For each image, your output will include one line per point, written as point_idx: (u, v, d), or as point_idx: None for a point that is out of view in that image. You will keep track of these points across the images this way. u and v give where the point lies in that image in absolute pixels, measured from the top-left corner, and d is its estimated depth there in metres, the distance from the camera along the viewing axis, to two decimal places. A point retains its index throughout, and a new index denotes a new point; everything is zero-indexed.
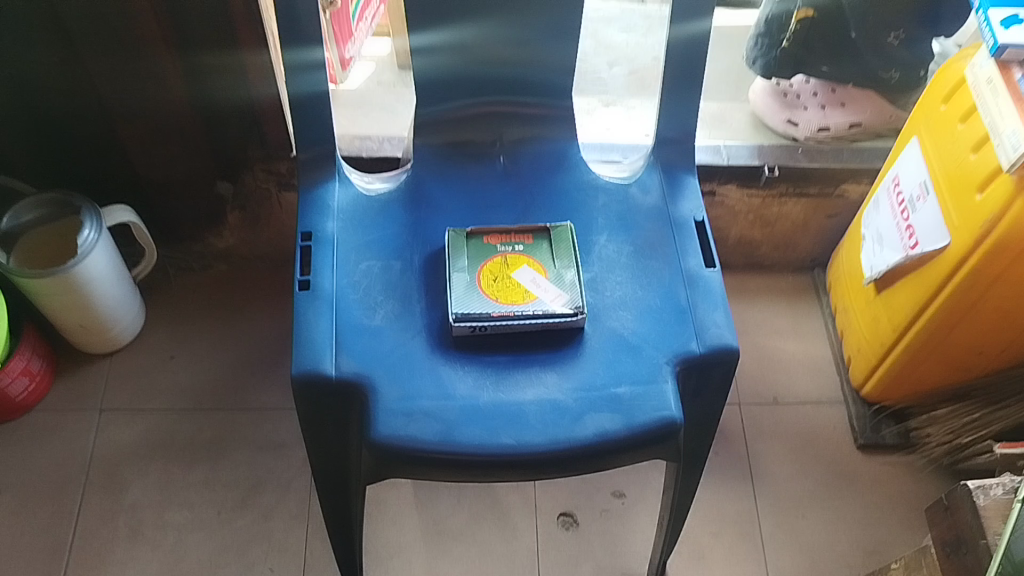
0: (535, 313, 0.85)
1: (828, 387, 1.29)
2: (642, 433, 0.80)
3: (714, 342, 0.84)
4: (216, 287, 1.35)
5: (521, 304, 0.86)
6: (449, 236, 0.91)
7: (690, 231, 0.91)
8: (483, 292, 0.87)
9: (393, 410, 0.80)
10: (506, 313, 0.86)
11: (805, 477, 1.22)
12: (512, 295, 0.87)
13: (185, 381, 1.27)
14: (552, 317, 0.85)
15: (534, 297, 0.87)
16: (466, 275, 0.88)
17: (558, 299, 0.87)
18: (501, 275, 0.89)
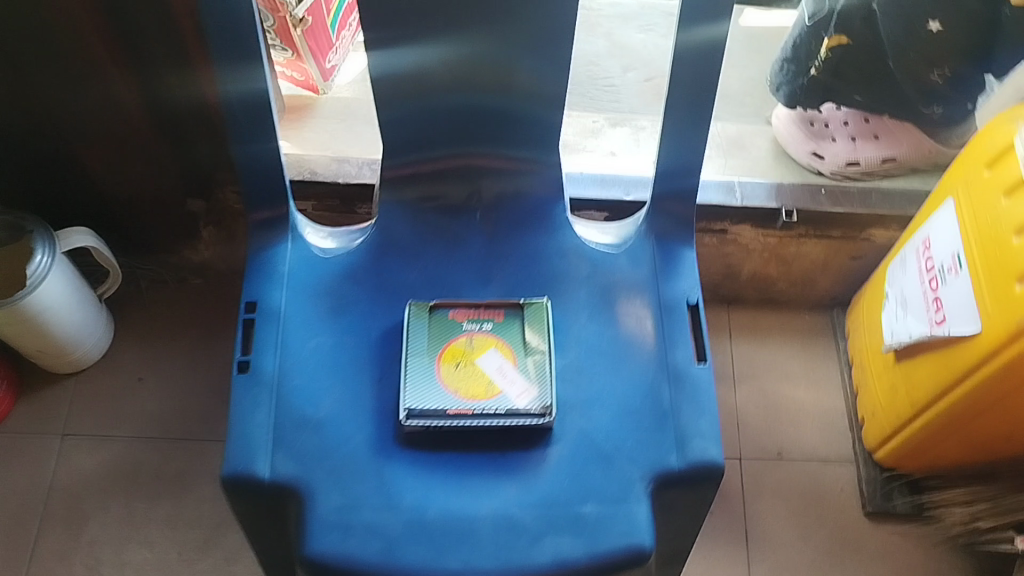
0: (496, 413, 0.76)
1: (838, 443, 1.19)
2: (605, 561, 0.72)
3: (695, 457, 0.75)
4: (190, 303, 1.27)
5: (481, 401, 0.77)
6: (410, 312, 0.81)
7: (681, 316, 0.81)
8: (441, 382, 0.78)
9: (330, 523, 0.72)
10: (464, 410, 0.77)
11: (807, 544, 1.13)
12: (475, 387, 0.78)
13: (154, 407, 1.20)
14: (515, 417, 0.76)
15: (498, 392, 0.78)
16: (424, 361, 0.79)
17: (524, 394, 0.77)
18: (463, 360, 0.79)
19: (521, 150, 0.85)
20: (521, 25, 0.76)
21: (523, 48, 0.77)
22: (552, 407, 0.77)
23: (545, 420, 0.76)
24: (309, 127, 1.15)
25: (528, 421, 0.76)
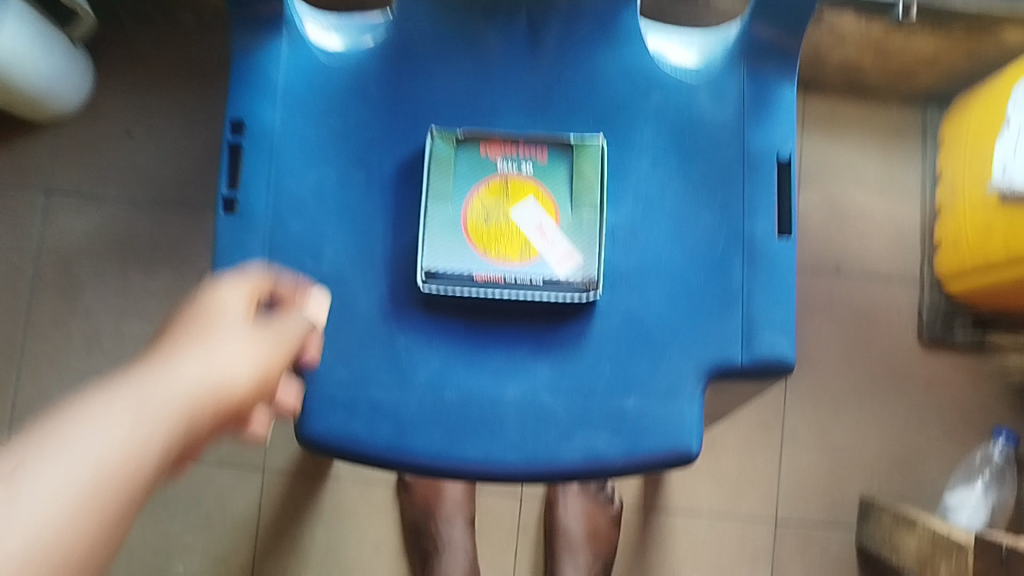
0: (532, 283, 0.64)
1: (904, 262, 1.08)
2: (644, 462, 0.64)
3: (762, 353, 0.64)
4: (178, 46, 1.09)
5: (514, 267, 0.64)
6: (432, 139, 0.65)
7: (768, 176, 0.66)
8: (467, 239, 0.65)
9: (333, 401, 0.64)
10: (493, 277, 0.64)
11: (852, 367, 1.07)
12: (507, 246, 0.65)
13: (149, 168, 1.07)
14: (554, 291, 0.64)
15: (534, 256, 0.64)
16: (447, 210, 0.65)
17: (567, 260, 0.64)
18: (495, 213, 0.65)
19: None
20: None
21: None
22: (598, 280, 0.64)
23: (590, 296, 0.64)
24: None
25: (569, 295, 0.64)
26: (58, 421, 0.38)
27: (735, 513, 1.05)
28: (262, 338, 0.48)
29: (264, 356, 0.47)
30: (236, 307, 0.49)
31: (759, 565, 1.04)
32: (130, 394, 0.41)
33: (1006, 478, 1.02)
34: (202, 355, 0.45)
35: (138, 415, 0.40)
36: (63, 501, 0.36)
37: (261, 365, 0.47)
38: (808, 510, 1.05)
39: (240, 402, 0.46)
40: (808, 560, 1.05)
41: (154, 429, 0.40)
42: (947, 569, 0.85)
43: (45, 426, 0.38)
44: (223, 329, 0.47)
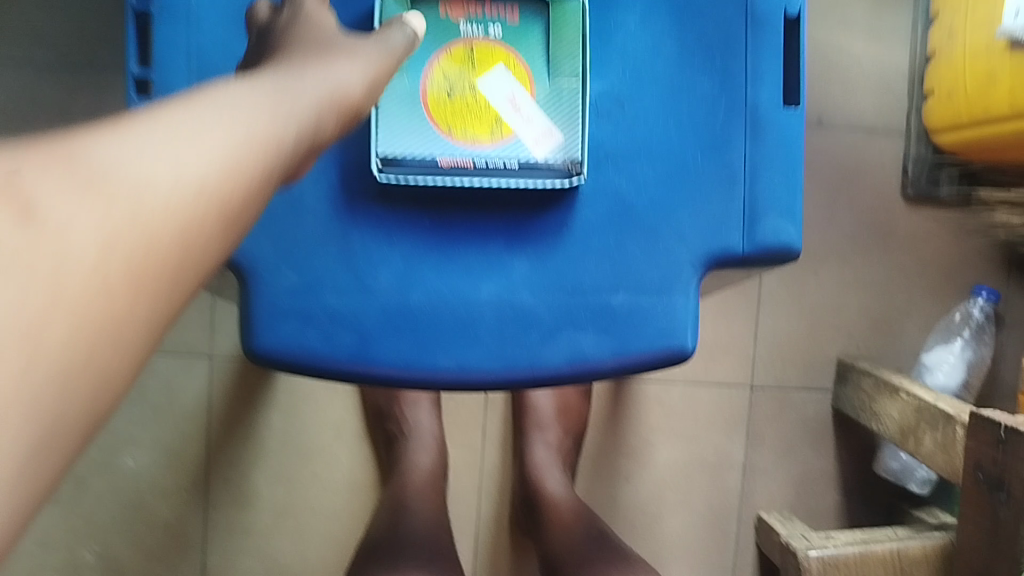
0: (506, 167, 0.55)
1: (891, 111, 1.01)
2: (636, 364, 0.57)
3: (765, 240, 0.58)
4: None
5: (485, 149, 0.56)
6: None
7: (775, 36, 0.58)
8: (428, 118, 0.56)
9: (283, 310, 0.56)
10: (460, 163, 0.55)
11: (832, 225, 1.01)
12: (475, 124, 0.56)
13: (49, 25, 0.93)
14: (532, 176, 0.56)
15: (507, 134, 0.56)
16: (405, 83, 0.55)
17: (545, 138, 0.56)
18: (460, 86, 0.56)
19: None
20: None
21: None
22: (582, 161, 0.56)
23: (572, 181, 0.56)
24: None
25: (548, 180, 0.56)
26: (212, 96, 0.39)
27: (711, 382, 1.01)
28: (370, 46, 0.48)
29: (381, 62, 0.47)
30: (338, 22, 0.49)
31: (735, 431, 1.02)
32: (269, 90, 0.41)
33: (984, 336, 1.00)
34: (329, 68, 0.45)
35: (270, 103, 0.40)
36: (210, 169, 0.36)
37: (373, 73, 0.46)
38: (784, 375, 1.02)
39: (358, 106, 0.45)
40: (783, 423, 1.03)
41: (289, 121, 0.40)
42: (932, 441, 0.82)
43: (184, 100, 0.38)
44: (337, 40, 0.48)
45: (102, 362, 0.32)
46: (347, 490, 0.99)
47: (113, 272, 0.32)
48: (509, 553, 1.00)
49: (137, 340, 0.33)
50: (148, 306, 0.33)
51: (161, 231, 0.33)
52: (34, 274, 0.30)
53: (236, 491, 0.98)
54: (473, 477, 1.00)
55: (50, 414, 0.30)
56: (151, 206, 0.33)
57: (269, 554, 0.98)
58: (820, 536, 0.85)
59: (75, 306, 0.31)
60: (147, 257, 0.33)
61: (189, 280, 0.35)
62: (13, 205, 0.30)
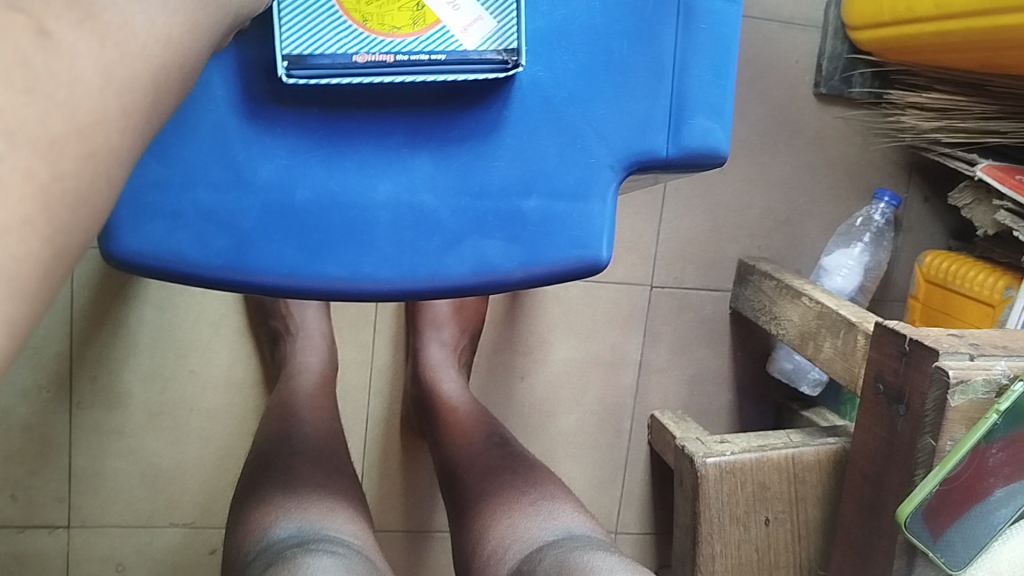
0: (431, 62, 0.49)
1: (809, 3, 0.96)
2: (547, 275, 0.52)
3: (692, 144, 0.53)
4: None
5: (409, 40, 0.49)
6: None
7: None
8: (338, 9, 0.49)
9: (146, 206, 0.48)
10: (378, 60, 0.48)
11: (743, 121, 0.97)
12: (394, 14, 0.49)
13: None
14: (463, 69, 0.49)
15: (432, 23, 0.49)
16: None
17: (474, 27, 0.50)
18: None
19: None
20: None
21: None
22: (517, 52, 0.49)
23: (508, 71, 0.49)
24: None
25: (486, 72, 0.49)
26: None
27: (611, 281, 0.98)
28: None
29: None
30: None
31: (633, 330, 1.00)
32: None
33: (883, 239, 1.00)
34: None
35: None
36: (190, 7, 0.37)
37: None
38: (684, 274, 1.00)
39: None
40: (680, 324, 1.01)
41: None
42: (832, 347, 0.82)
43: None
44: None
45: (101, 194, 0.33)
46: (228, 388, 0.93)
47: (117, 94, 0.33)
48: (400, 452, 0.97)
49: (123, 171, 0.34)
50: (137, 136, 0.34)
51: (147, 71, 0.34)
52: (53, 97, 0.31)
53: (106, 390, 0.90)
54: (363, 375, 0.96)
55: (62, 237, 0.31)
56: (139, 36, 0.34)
57: (144, 455, 0.91)
58: (715, 441, 0.84)
59: (94, 116, 0.32)
60: (139, 89, 0.34)
61: (164, 114, 0.36)
62: (29, 21, 0.30)
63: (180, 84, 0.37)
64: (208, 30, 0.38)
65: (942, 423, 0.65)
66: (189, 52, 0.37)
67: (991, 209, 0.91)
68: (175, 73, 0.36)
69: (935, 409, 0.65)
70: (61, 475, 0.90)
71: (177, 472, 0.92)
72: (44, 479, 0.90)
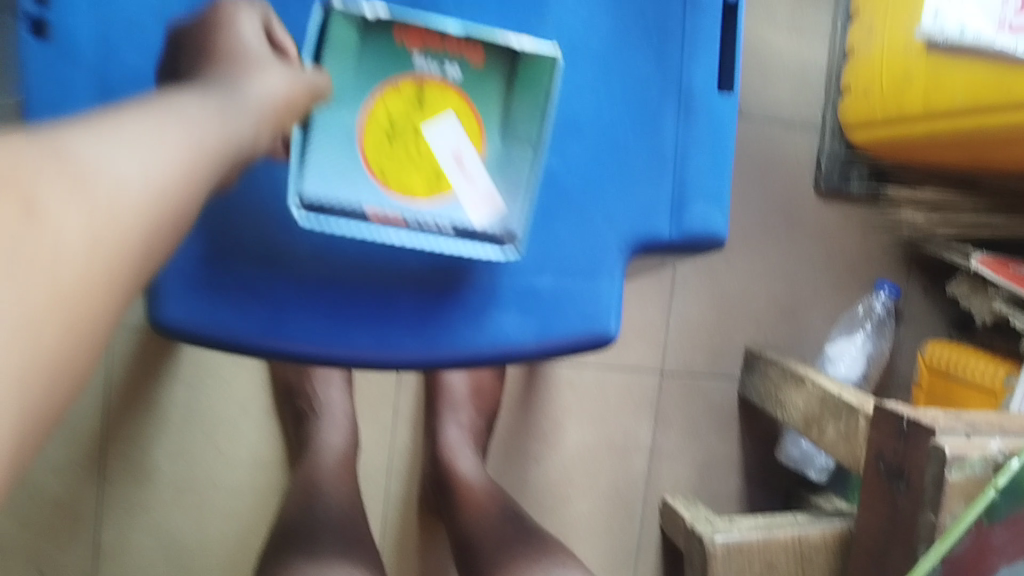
0: (439, 229, 0.51)
1: (807, 106, 1.03)
2: (558, 347, 0.57)
3: (691, 228, 0.58)
4: None
5: (418, 205, 0.51)
6: (326, 16, 0.49)
7: (714, 20, 0.57)
8: (362, 162, 0.51)
9: (191, 279, 0.52)
10: (389, 218, 0.50)
11: (747, 215, 1.02)
12: (412, 178, 0.52)
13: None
14: (465, 243, 0.52)
15: (446, 193, 0.52)
16: (344, 117, 0.51)
17: (484, 202, 0.52)
18: (401, 124, 0.52)
19: None
20: None
21: None
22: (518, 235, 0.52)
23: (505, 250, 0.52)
24: None
25: (488, 254, 0.52)
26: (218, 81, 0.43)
27: (623, 366, 1.02)
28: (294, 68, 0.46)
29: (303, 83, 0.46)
30: (256, 34, 0.47)
31: (644, 415, 1.03)
32: (257, 79, 0.44)
33: (884, 329, 1.03)
34: (285, 70, 0.46)
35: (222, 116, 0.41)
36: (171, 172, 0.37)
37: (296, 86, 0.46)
38: (693, 361, 1.03)
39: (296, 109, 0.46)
40: (690, 409, 1.04)
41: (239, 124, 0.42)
42: (834, 430, 0.85)
43: (136, 107, 0.38)
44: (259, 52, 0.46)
45: (72, 368, 0.32)
46: (252, 467, 0.96)
47: (142, 209, 0.35)
48: (417, 534, 0.99)
49: (98, 344, 0.33)
50: (116, 303, 0.34)
51: (133, 232, 0.34)
52: (30, 269, 0.30)
53: (133, 466, 0.93)
54: (383, 457, 0.98)
55: (86, 338, 0.32)
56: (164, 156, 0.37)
57: (166, 532, 0.93)
58: (722, 521, 0.87)
59: (60, 288, 0.31)
60: (117, 254, 0.34)
61: (141, 281, 0.36)
62: (13, 200, 0.30)
63: (232, 163, 0.42)
64: (225, 159, 0.40)
65: (941, 499, 0.67)
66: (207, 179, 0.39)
67: (987, 300, 0.94)
68: (230, 154, 0.41)
69: (933, 485, 0.67)
70: (84, 550, 0.92)
71: (197, 550, 0.94)
72: (67, 554, 0.91)
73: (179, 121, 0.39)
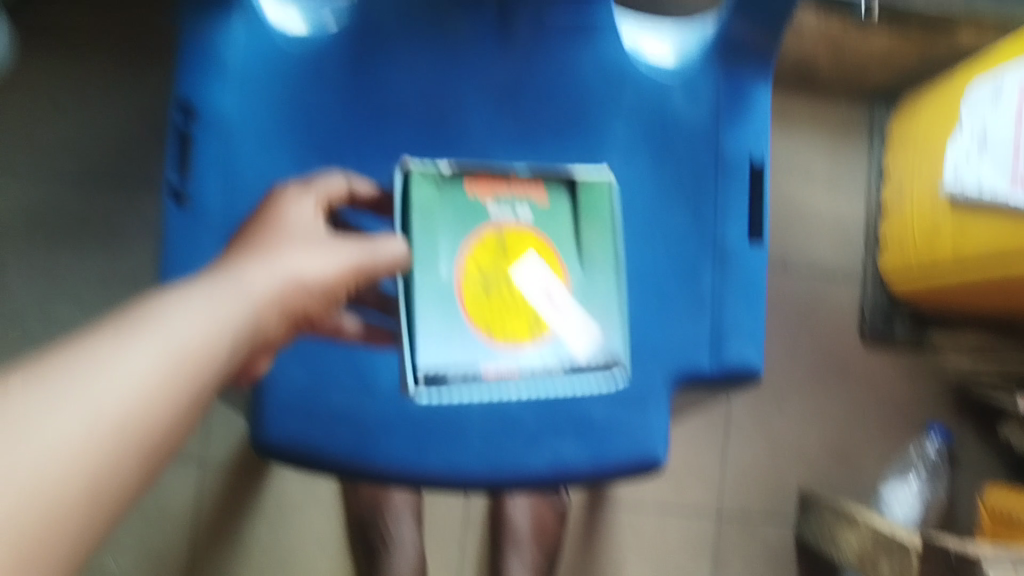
0: (553, 369, 0.56)
1: (848, 259, 1.10)
2: (611, 469, 0.63)
3: (731, 360, 0.64)
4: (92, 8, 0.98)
5: (527, 349, 0.56)
6: (409, 181, 0.56)
7: (741, 176, 0.65)
8: (468, 322, 0.55)
9: (291, 405, 0.60)
10: (505, 369, 0.55)
11: (795, 361, 1.08)
12: (516, 323, 0.56)
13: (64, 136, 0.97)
14: (576, 375, 0.57)
15: (547, 330, 0.56)
16: (439, 279, 0.55)
17: (583, 333, 0.57)
18: (493, 276, 0.57)
19: None
20: None
21: None
22: (618, 357, 0.58)
23: (609, 372, 0.58)
24: None
25: (596, 380, 0.58)
26: (252, 253, 0.44)
27: (681, 505, 1.05)
28: (320, 251, 0.46)
29: (327, 268, 0.45)
30: (290, 228, 0.47)
31: (702, 556, 1.05)
32: (292, 253, 0.45)
33: (939, 473, 1.05)
34: (328, 244, 0.46)
35: (223, 302, 0.39)
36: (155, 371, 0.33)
37: (321, 271, 0.45)
38: (749, 503, 1.06)
39: (311, 293, 0.44)
40: (749, 552, 1.06)
41: (237, 312, 0.39)
42: (890, 567, 0.86)
43: (132, 304, 0.36)
44: (285, 240, 0.46)
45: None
46: None
47: (124, 418, 0.31)
48: None
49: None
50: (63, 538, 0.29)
51: (92, 452, 0.30)
52: None
53: None
54: None
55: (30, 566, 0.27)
56: (192, 327, 0.36)
57: None
58: None
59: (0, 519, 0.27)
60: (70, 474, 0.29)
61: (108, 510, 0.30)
62: None
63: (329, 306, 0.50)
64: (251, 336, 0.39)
65: None
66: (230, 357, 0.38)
67: None
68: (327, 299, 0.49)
69: None
70: None
71: None
72: None
73: (207, 292, 0.39)
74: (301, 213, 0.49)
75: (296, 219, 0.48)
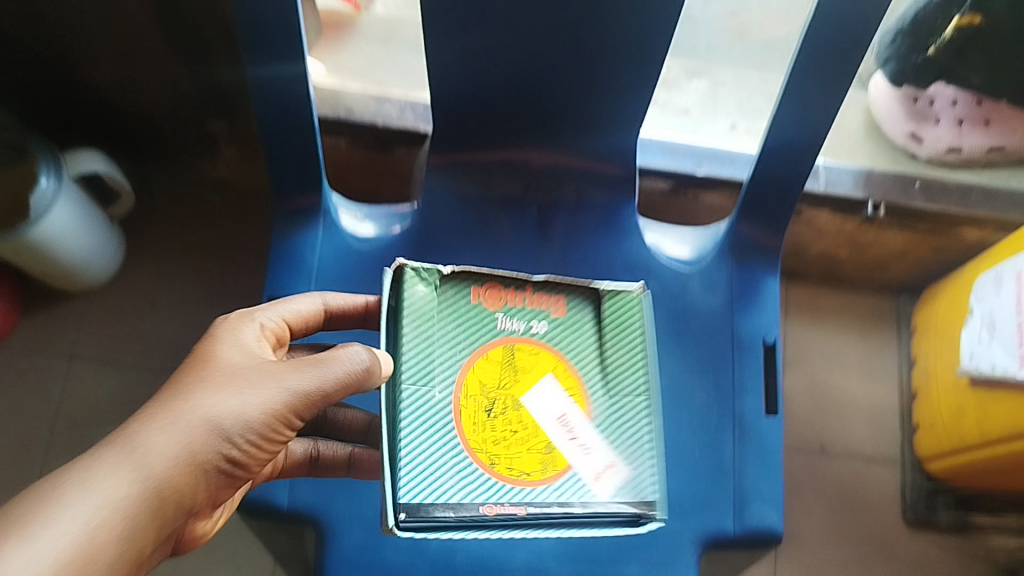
0: (567, 513, 0.56)
1: (885, 444, 1.13)
2: None
3: (752, 523, 0.69)
4: (195, 223, 1.14)
5: (538, 488, 0.56)
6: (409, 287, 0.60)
7: (756, 357, 0.73)
8: (471, 455, 0.57)
9: (350, 563, 0.65)
10: (505, 511, 0.55)
11: (841, 546, 1.09)
12: (527, 459, 0.57)
13: (156, 330, 1.09)
14: (595, 518, 0.57)
15: (560, 469, 0.57)
16: (436, 397, 0.58)
17: (607, 470, 0.58)
18: (502, 400, 0.59)
19: (601, 153, 0.74)
20: (608, 30, 0.62)
21: (605, 69, 0.65)
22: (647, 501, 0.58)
23: (638, 516, 0.57)
24: (349, 49, 1.03)
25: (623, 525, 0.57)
26: (164, 407, 0.50)
27: None
28: (250, 389, 0.51)
29: (253, 410, 0.51)
30: (223, 364, 0.53)
31: None
32: (214, 397, 0.50)
33: None
34: (254, 386, 0.52)
35: (121, 476, 0.46)
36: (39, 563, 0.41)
37: (248, 411, 0.51)
38: None
39: (233, 436, 0.50)
40: None
41: (134, 483, 0.46)
42: None
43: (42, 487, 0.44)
44: (214, 377, 0.52)
45: None
46: None
47: None
48: None
49: None
50: None
51: None
52: None
53: None
54: None
55: None
56: (59, 533, 0.42)
57: None
58: None
59: None
60: None
61: None
62: None
63: None
64: (140, 506, 0.46)
65: None
66: (110, 539, 0.44)
67: None
68: None
69: None
70: None
71: None
72: None
73: (108, 466, 0.46)
74: (239, 347, 0.55)
75: (230, 354, 0.54)
